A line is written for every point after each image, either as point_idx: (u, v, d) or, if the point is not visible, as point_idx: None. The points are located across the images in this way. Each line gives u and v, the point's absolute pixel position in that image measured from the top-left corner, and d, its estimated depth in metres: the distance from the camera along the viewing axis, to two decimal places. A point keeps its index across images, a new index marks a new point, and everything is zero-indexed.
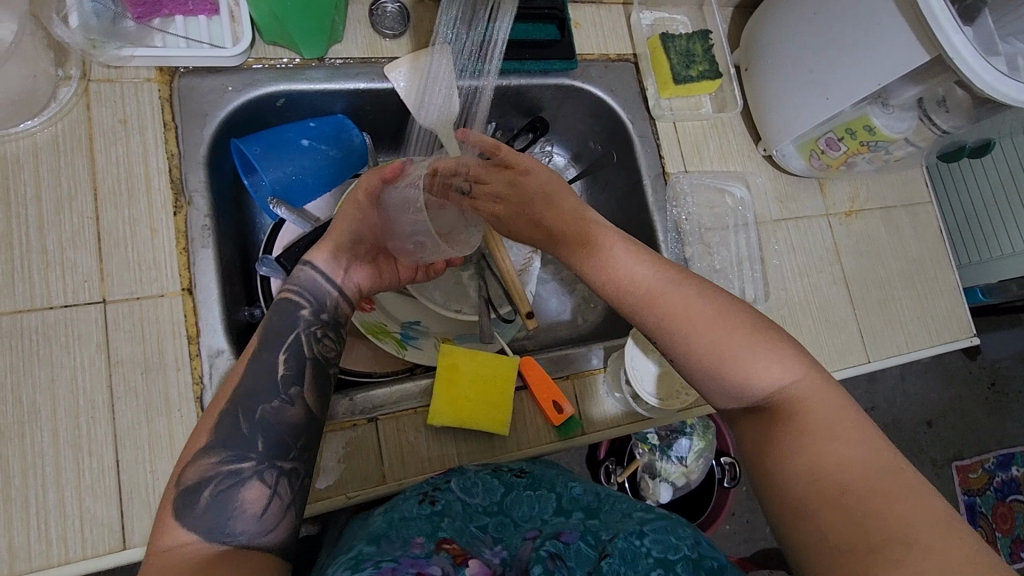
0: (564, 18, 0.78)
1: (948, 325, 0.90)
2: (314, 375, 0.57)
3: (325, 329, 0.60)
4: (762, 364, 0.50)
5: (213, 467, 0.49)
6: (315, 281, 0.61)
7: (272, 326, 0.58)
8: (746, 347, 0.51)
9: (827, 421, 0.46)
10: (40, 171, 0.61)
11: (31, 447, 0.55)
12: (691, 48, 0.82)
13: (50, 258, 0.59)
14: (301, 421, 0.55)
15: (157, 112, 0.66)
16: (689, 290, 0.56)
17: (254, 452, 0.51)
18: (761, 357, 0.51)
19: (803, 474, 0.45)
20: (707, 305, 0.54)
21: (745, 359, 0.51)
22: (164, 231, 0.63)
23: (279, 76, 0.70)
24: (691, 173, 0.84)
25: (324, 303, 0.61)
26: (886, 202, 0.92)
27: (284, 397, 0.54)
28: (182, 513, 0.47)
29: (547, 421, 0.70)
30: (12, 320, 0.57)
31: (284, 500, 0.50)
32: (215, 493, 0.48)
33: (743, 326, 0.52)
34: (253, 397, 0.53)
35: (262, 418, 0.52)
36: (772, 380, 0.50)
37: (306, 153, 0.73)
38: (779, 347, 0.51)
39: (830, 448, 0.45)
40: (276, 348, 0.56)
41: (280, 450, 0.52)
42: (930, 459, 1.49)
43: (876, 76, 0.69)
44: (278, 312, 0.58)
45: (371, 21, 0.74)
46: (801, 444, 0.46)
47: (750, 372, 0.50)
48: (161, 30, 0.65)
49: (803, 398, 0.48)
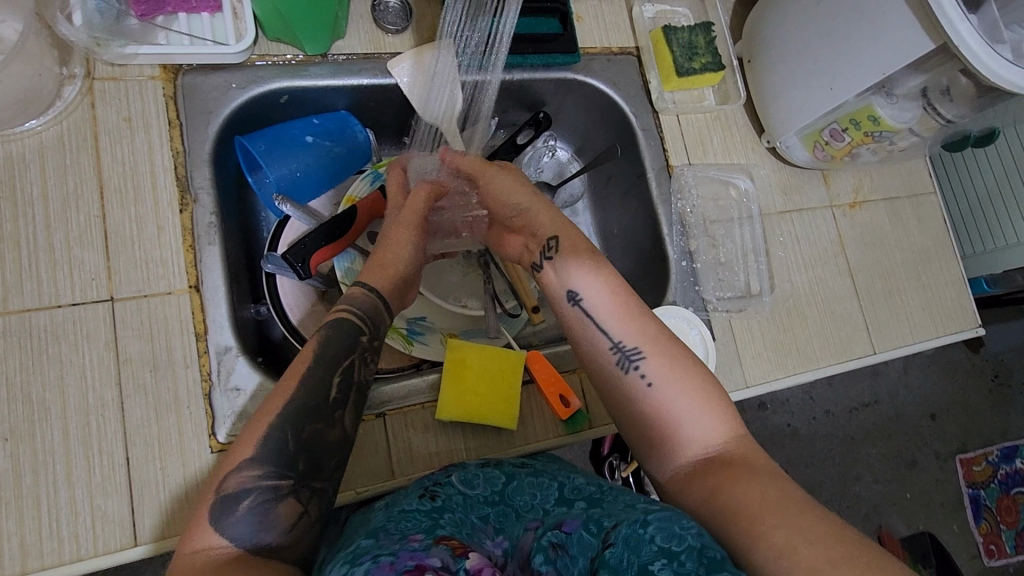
0: (566, 12, 0.78)
1: (954, 316, 0.90)
2: (358, 399, 0.57)
3: (374, 355, 0.60)
4: (696, 425, 0.53)
5: (254, 480, 0.49)
6: (377, 308, 0.60)
7: (325, 348, 0.56)
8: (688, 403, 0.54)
9: (752, 467, 0.50)
10: (47, 170, 0.61)
11: (43, 446, 0.55)
12: (693, 40, 0.82)
13: (58, 256, 0.59)
14: (340, 443, 0.54)
15: (162, 110, 0.66)
16: (655, 333, 0.58)
17: (293, 472, 0.50)
18: (702, 417, 0.53)
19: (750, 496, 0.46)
20: (668, 357, 0.56)
21: (690, 407, 0.53)
22: (171, 229, 0.63)
23: (283, 72, 0.70)
24: (695, 166, 0.84)
25: (379, 329, 0.60)
26: (889, 193, 0.92)
27: (328, 419, 0.54)
28: (217, 520, 0.47)
29: (554, 414, 0.70)
30: (21, 318, 0.57)
31: (311, 517, 0.51)
32: (254, 504, 0.48)
33: (691, 384, 0.55)
34: (302, 415, 0.52)
35: (305, 438, 0.52)
36: (706, 439, 0.52)
37: (310, 148, 0.72)
38: (723, 409, 0.54)
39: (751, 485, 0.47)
40: (330, 368, 0.55)
41: (314, 471, 0.52)
42: (934, 452, 1.49)
43: (882, 65, 0.69)
44: (336, 335, 0.57)
45: (374, 17, 0.74)
46: (731, 481, 0.48)
47: (683, 430, 0.53)
48: (164, 28, 0.65)
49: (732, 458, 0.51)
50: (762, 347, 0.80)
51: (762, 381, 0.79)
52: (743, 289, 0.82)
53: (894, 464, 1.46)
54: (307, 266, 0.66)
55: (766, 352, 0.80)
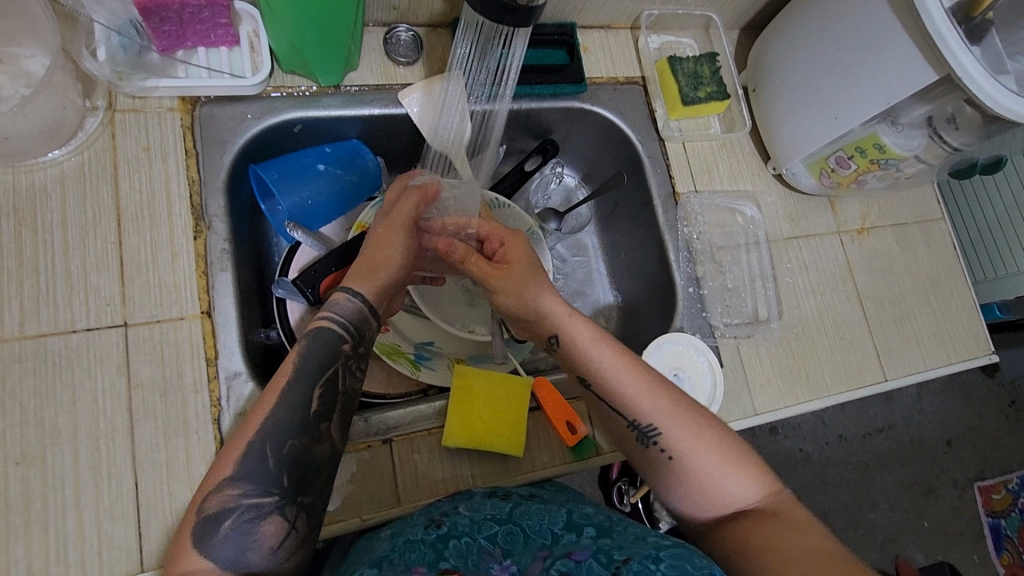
0: (573, 44, 0.81)
1: (966, 343, 0.89)
2: (344, 410, 0.56)
3: (359, 362, 0.58)
4: (727, 483, 0.53)
5: (236, 499, 0.49)
6: (357, 309, 0.58)
7: (305, 353, 0.55)
8: (713, 462, 0.53)
9: (789, 517, 0.50)
10: (67, 199, 0.63)
11: (53, 470, 0.56)
12: (699, 70, 0.84)
13: (75, 283, 0.61)
14: (327, 457, 0.54)
15: (180, 140, 0.67)
16: (670, 394, 0.58)
17: (277, 487, 0.50)
18: (728, 475, 0.53)
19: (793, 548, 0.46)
20: (687, 418, 0.56)
21: (715, 465, 0.53)
22: (185, 255, 0.64)
23: (297, 103, 0.72)
24: (701, 193, 0.85)
25: (363, 334, 0.58)
26: (898, 219, 0.92)
27: (312, 433, 0.53)
28: (200, 541, 0.47)
29: (561, 441, 0.70)
30: (36, 343, 0.58)
31: (300, 535, 0.50)
32: (236, 523, 0.48)
33: (713, 443, 0.54)
34: (283, 431, 0.51)
35: (289, 455, 0.51)
36: (739, 496, 0.52)
37: (322, 177, 0.75)
38: (752, 464, 0.54)
39: (796, 537, 0.47)
40: (310, 380, 0.54)
41: (302, 485, 0.51)
42: (951, 480, 1.46)
43: (885, 95, 0.69)
44: (316, 341, 0.56)
45: (385, 49, 0.76)
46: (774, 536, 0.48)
47: (713, 489, 0.53)
48: (184, 62, 0.67)
49: (768, 512, 0.51)
50: (771, 374, 0.79)
51: (771, 409, 0.78)
52: (751, 316, 0.82)
53: (910, 492, 1.43)
54: (317, 292, 0.68)
55: (775, 379, 0.79)
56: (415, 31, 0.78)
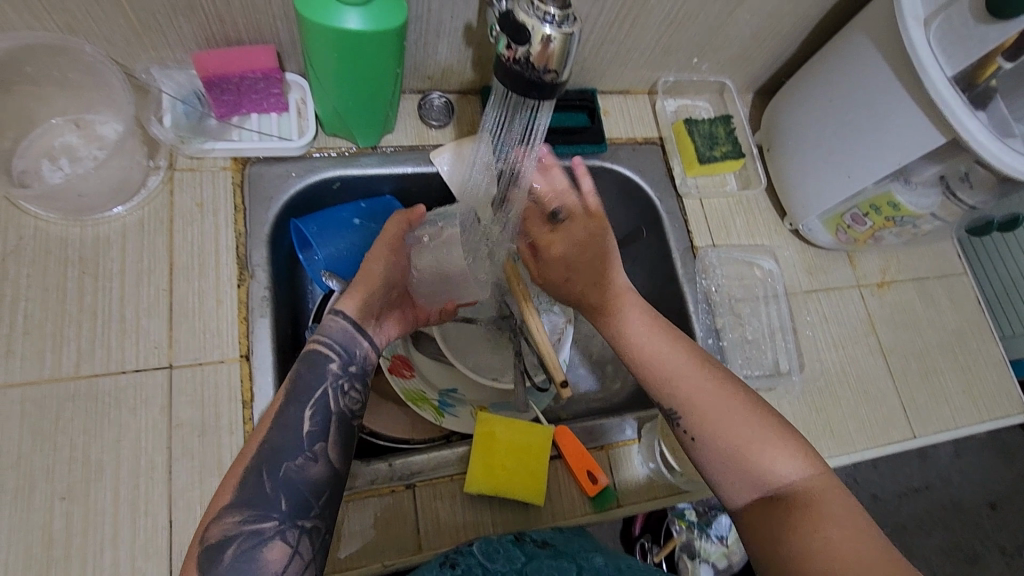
0: (594, 108, 0.86)
1: (998, 400, 0.88)
2: (339, 433, 0.59)
3: (351, 382, 0.62)
4: (770, 464, 0.58)
5: (235, 526, 0.51)
6: (344, 330, 0.63)
7: (300, 378, 0.59)
8: (759, 444, 0.59)
9: (834, 509, 0.55)
10: (126, 249, 0.68)
11: (94, 506, 0.59)
12: (714, 131, 0.89)
13: (127, 327, 0.65)
14: (325, 480, 0.56)
15: (229, 195, 0.73)
16: (709, 375, 0.64)
17: (277, 512, 0.53)
18: (772, 456, 0.59)
19: (830, 549, 0.52)
20: (728, 403, 0.62)
21: (759, 447, 0.59)
22: (228, 301, 0.69)
23: (336, 163, 0.78)
24: (719, 247, 0.87)
25: (352, 354, 0.63)
26: (918, 273, 0.93)
27: (308, 455, 0.56)
28: (205, 568, 0.50)
29: (581, 491, 0.70)
30: (88, 383, 0.62)
31: (304, 559, 0.53)
32: (238, 551, 0.51)
33: (757, 426, 0.61)
34: (278, 454, 0.55)
35: (285, 478, 0.54)
36: (781, 477, 0.58)
37: (357, 230, 0.80)
38: (795, 446, 0.60)
39: (829, 531, 0.53)
40: (301, 403, 0.58)
41: (303, 509, 0.54)
42: (998, 546, 1.38)
43: (895, 157, 0.72)
44: (307, 364, 0.60)
45: (419, 114, 0.82)
46: (808, 529, 0.53)
47: (756, 470, 0.59)
48: (239, 126, 0.74)
49: (806, 494, 0.56)
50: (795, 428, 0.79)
51: None
52: (772, 368, 0.82)
53: (952, 558, 1.36)
54: None
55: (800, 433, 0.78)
56: (447, 97, 0.84)
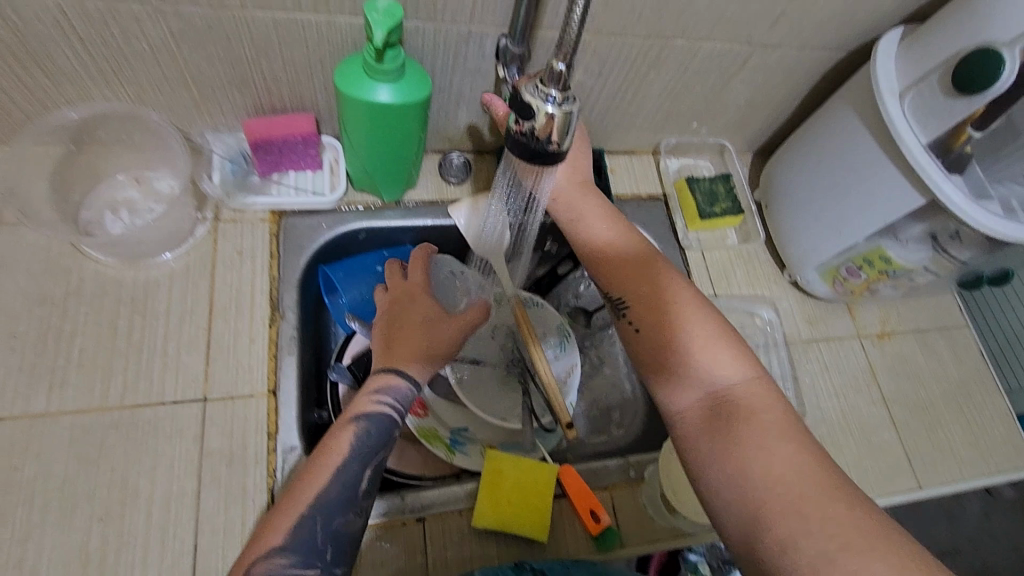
0: (601, 165, 0.92)
1: (1005, 452, 0.88)
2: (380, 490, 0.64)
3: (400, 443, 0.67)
4: (712, 370, 0.61)
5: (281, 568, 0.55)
6: (407, 394, 0.67)
7: (362, 439, 0.63)
8: (706, 352, 0.62)
9: (765, 414, 0.57)
10: (172, 291, 0.75)
11: (128, 528, 0.63)
12: (714, 188, 0.94)
13: (168, 362, 0.71)
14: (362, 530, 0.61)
15: (266, 243, 0.80)
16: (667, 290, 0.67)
17: (320, 561, 0.57)
18: (715, 361, 0.61)
19: (756, 466, 0.54)
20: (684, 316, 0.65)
21: (705, 356, 0.62)
22: (260, 339, 0.75)
23: (363, 215, 0.85)
24: (720, 297, 0.92)
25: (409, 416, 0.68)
26: (919, 325, 0.95)
27: (356, 510, 0.60)
28: None
29: (585, 531, 0.73)
30: (131, 413, 0.68)
31: None
32: None
33: (709, 338, 0.63)
34: (325, 504, 0.59)
35: (335, 530, 0.58)
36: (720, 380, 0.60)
37: (379, 277, 0.88)
38: (739, 354, 0.62)
39: (765, 450, 0.55)
40: (362, 462, 0.62)
41: (340, 558, 0.58)
42: None
43: (882, 215, 0.77)
44: (375, 427, 0.64)
45: (439, 170, 0.90)
46: (744, 441, 0.56)
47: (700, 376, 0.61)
48: (277, 182, 0.82)
49: (743, 404, 0.58)
50: None
51: None
52: None
53: None
54: None
55: None
56: (465, 156, 0.91)
